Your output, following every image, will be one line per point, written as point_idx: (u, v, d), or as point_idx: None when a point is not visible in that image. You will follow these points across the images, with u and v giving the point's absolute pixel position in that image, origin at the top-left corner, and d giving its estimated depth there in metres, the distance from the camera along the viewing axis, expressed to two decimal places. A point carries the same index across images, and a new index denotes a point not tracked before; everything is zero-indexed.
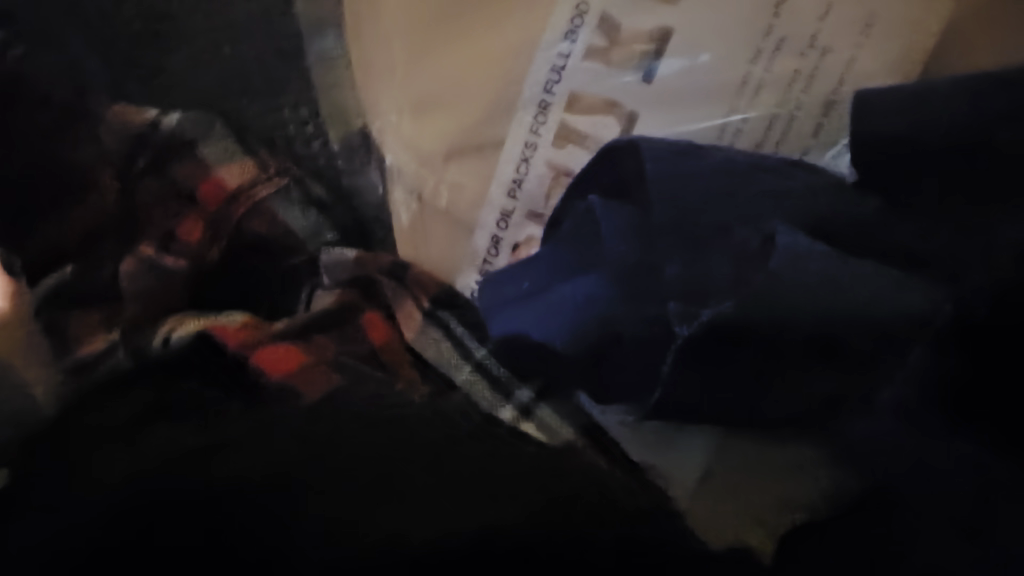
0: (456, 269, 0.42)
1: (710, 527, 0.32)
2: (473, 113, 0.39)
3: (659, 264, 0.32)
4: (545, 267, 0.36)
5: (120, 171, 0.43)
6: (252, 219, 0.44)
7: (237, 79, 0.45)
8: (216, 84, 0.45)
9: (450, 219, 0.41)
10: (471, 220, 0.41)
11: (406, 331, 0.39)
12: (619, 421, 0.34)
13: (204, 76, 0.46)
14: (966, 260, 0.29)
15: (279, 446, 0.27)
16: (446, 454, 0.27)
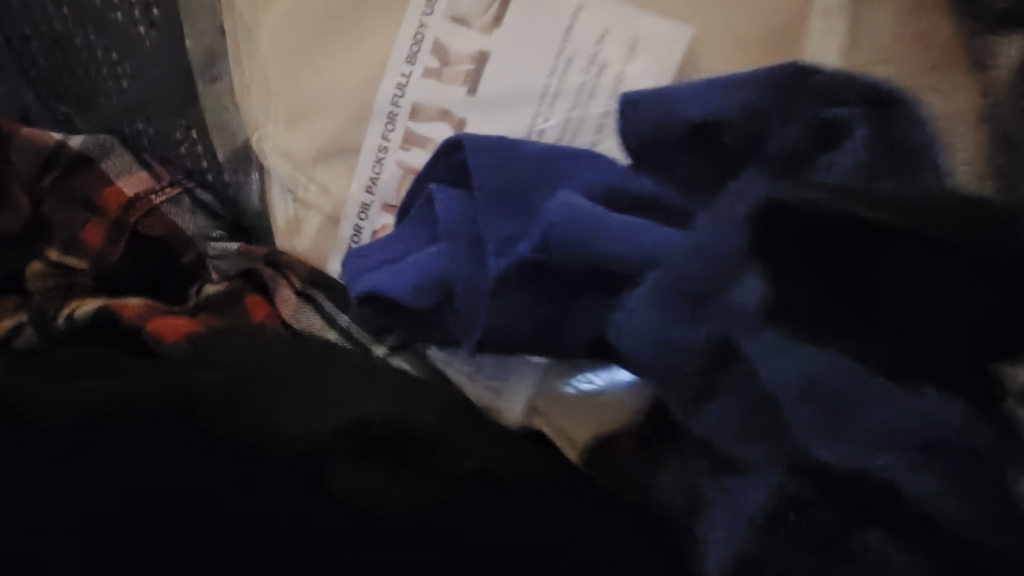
0: (329, 259, 0.49)
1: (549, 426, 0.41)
2: (342, 118, 0.47)
3: (480, 226, 0.40)
4: (396, 240, 0.43)
5: (43, 185, 0.50)
6: (162, 221, 0.50)
7: (141, 98, 0.52)
8: (129, 101, 0.52)
9: (325, 211, 0.48)
10: (343, 212, 0.48)
11: (283, 310, 0.46)
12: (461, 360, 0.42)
13: (108, 96, 0.53)
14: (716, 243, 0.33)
15: (153, 385, 0.35)
16: (318, 384, 0.36)
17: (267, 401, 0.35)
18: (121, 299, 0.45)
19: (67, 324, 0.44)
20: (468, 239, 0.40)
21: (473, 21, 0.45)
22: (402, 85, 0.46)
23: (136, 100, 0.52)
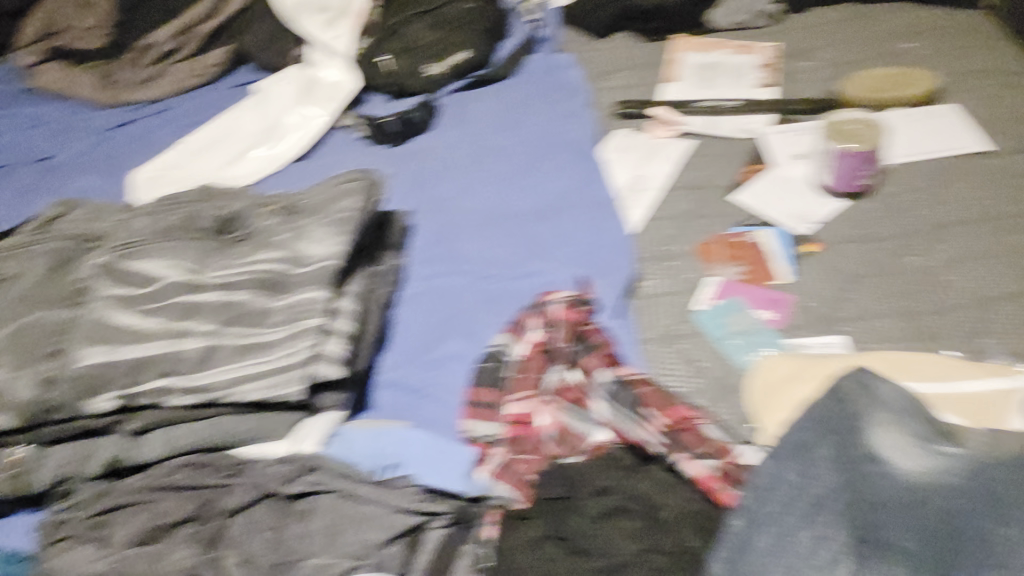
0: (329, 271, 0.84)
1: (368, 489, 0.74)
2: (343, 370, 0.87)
3: (319, 463, 0.77)
4: (397, 317, 0.94)
5: (347, 312, 0.83)
6: (315, 340, 0.78)
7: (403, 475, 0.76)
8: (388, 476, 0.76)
9: None
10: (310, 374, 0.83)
11: (320, 315, 0.80)
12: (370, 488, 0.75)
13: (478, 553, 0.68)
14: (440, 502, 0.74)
15: (284, 322, 0.79)
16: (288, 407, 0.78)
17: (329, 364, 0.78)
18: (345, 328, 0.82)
19: (343, 317, 0.82)
20: (349, 452, 0.79)
21: (405, 495, 0.73)
22: (371, 479, 0.76)
23: (421, 475, 0.76)
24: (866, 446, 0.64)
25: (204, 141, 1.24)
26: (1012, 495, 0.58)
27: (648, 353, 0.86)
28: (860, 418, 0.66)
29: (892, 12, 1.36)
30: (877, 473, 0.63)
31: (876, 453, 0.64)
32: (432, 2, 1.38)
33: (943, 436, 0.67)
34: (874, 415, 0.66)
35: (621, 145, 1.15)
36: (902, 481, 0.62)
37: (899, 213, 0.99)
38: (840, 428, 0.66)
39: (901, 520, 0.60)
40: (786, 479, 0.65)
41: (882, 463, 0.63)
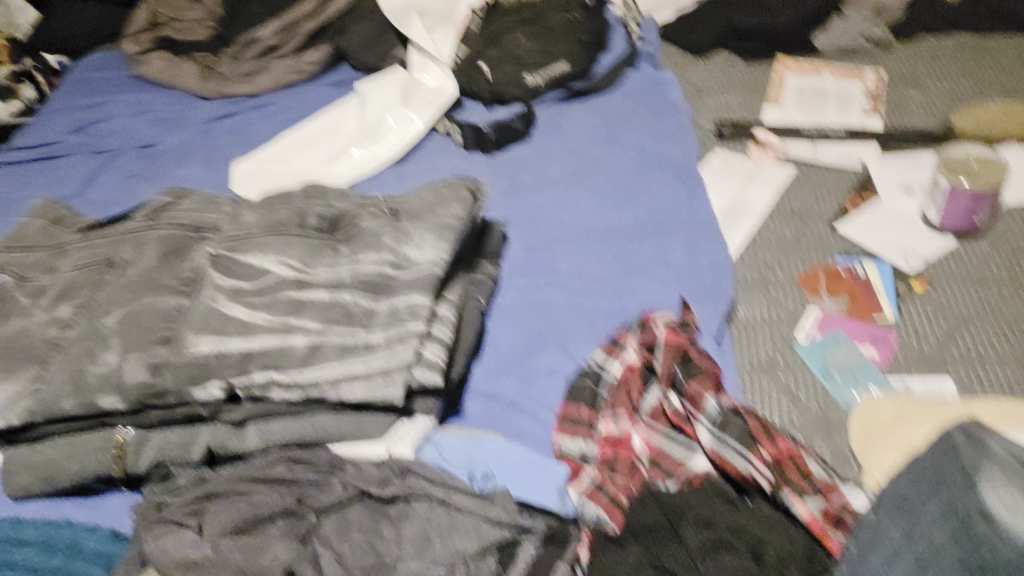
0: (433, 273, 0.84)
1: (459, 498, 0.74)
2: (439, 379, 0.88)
3: (414, 467, 0.77)
4: (493, 325, 0.94)
5: (447, 320, 0.84)
6: (417, 346, 0.79)
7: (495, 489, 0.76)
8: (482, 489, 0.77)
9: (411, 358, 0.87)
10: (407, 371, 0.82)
11: (422, 320, 0.80)
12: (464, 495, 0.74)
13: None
14: (533, 520, 0.74)
15: (387, 326, 0.80)
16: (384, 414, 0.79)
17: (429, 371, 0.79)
18: (446, 336, 0.82)
19: (444, 325, 0.83)
20: (444, 459, 0.79)
21: (499, 508, 0.73)
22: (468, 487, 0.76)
23: (515, 489, 0.76)
24: (976, 505, 0.61)
25: (306, 138, 1.26)
26: None
27: (746, 383, 0.85)
28: (974, 472, 0.62)
29: (1010, 44, 1.32)
30: (988, 534, 0.59)
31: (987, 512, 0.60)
32: (535, 12, 1.38)
33: None
34: (989, 471, 0.61)
35: (721, 168, 1.14)
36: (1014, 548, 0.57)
37: (1013, 257, 0.96)
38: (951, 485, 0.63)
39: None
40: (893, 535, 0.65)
41: (993, 522, 0.59)
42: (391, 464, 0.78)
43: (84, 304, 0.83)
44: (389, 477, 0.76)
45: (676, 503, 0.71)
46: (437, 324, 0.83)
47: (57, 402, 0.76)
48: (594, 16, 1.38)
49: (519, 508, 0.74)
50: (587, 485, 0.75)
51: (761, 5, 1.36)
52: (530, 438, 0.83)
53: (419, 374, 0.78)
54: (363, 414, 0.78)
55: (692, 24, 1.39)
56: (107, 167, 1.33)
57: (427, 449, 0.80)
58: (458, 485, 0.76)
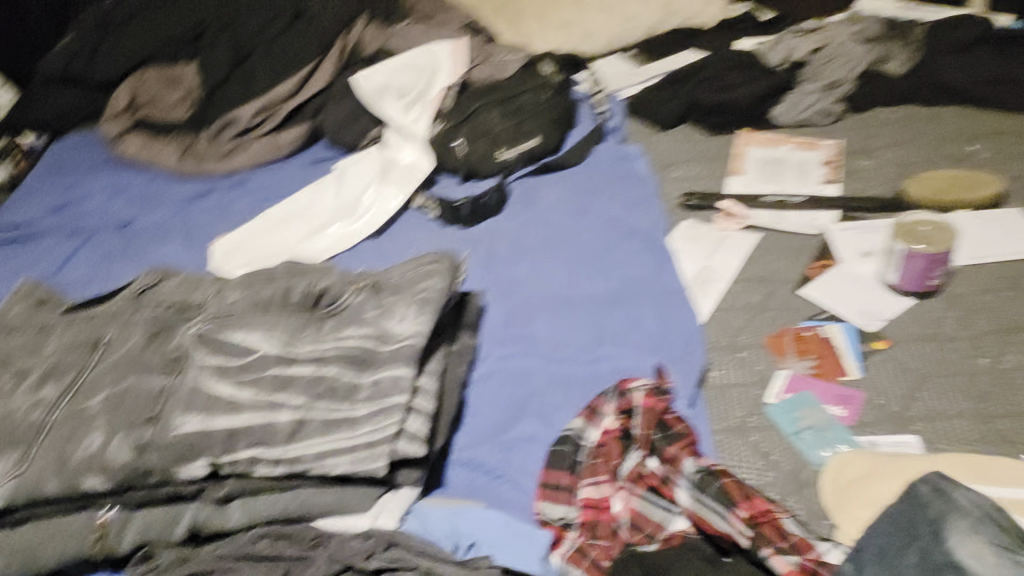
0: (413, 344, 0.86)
1: (443, 567, 0.75)
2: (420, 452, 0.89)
3: (397, 537, 0.78)
4: (474, 396, 0.96)
5: (429, 391, 0.86)
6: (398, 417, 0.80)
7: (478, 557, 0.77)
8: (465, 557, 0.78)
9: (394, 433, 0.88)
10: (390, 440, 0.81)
11: (403, 391, 0.82)
12: (448, 564, 0.75)
13: None
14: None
15: (370, 400, 0.82)
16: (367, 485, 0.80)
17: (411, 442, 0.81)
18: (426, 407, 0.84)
19: (425, 395, 0.85)
20: (428, 530, 0.81)
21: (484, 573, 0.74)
22: (450, 555, 0.77)
23: (497, 558, 0.77)
24: (947, 559, 0.66)
25: (283, 216, 1.29)
26: None
27: (720, 444, 0.87)
28: (943, 521, 0.68)
29: (956, 114, 1.38)
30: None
31: (957, 564, 0.65)
32: (506, 91, 1.44)
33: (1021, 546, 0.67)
34: (954, 529, 0.67)
35: (688, 235, 1.18)
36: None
37: (967, 314, 1.00)
38: (921, 542, 0.68)
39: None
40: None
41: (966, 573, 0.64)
42: (375, 535, 0.78)
43: (67, 386, 0.83)
44: (374, 550, 0.77)
45: (659, 564, 0.73)
46: (419, 397, 0.85)
47: (40, 486, 0.76)
48: (563, 94, 1.45)
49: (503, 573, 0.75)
50: (568, 550, 0.77)
51: (720, 85, 1.44)
52: (511, 505, 0.84)
53: (399, 447, 0.80)
54: (346, 484, 0.79)
55: (655, 101, 1.46)
56: (86, 247, 1.34)
57: (409, 520, 0.81)
58: (442, 554, 0.77)
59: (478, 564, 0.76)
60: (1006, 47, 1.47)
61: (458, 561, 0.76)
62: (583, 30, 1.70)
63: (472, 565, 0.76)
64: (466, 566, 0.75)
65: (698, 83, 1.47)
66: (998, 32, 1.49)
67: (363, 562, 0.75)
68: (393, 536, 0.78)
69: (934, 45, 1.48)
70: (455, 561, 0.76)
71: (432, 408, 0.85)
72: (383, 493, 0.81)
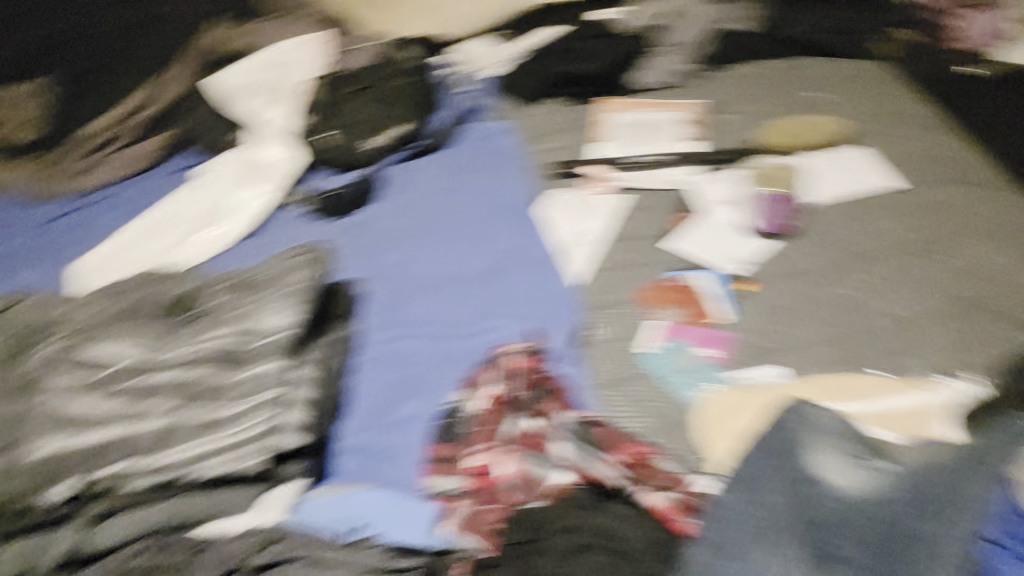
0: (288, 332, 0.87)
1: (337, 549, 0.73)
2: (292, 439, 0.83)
3: (284, 529, 0.75)
4: (356, 383, 0.94)
5: (307, 380, 0.85)
6: (278, 410, 0.82)
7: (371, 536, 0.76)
8: (356, 538, 0.75)
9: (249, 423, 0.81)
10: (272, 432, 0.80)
11: (278, 383, 0.83)
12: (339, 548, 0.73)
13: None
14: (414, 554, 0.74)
15: (244, 396, 0.82)
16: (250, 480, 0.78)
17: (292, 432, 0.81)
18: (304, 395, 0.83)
19: (303, 385, 0.84)
20: (314, 518, 0.77)
21: (379, 551, 0.74)
22: (340, 539, 0.75)
23: (392, 536, 0.77)
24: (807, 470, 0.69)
25: (146, 226, 1.25)
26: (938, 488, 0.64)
27: (601, 398, 0.90)
28: (796, 441, 0.71)
29: (800, 61, 1.45)
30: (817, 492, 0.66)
31: (815, 476, 0.68)
32: (365, 81, 1.45)
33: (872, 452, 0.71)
34: (811, 444, 0.70)
35: (557, 203, 1.20)
36: (846, 498, 0.66)
37: (821, 244, 1.05)
38: (789, 460, 0.69)
39: (851, 534, 0.63)
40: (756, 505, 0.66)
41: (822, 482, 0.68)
42: (259, 529, 0.75)
43: None
44: (261, 540, 0.73)
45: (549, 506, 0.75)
46: (297, 386, 0.84)
47: None
48: (420, 80, 1.46)
49: (399, 548, 0.75)
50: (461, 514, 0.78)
51: (576, 57, 1.48)
52: (398, 484, 0.83)
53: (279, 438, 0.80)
54: (226, 482, 0.78)
55: (519, 77, 1.48)
56: None
57: (292, 512, 0.78)
58: (334, 540, 0.75)
59: (371, 544, 0.75)
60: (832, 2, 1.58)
61: (351, 543, 0.74)
62: (443, 13, 1.71)
63: (365, 546, 0.74)
64: (358, 546, 0.74)
65: (557, 56, 1.50)
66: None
67: (252, 552, 0.72)
68: (280, 527, 0.76)
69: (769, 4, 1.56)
70: (347, 543, 0.74)
71: (312, 398, 0.84)
72: (267, 485, 0.78)
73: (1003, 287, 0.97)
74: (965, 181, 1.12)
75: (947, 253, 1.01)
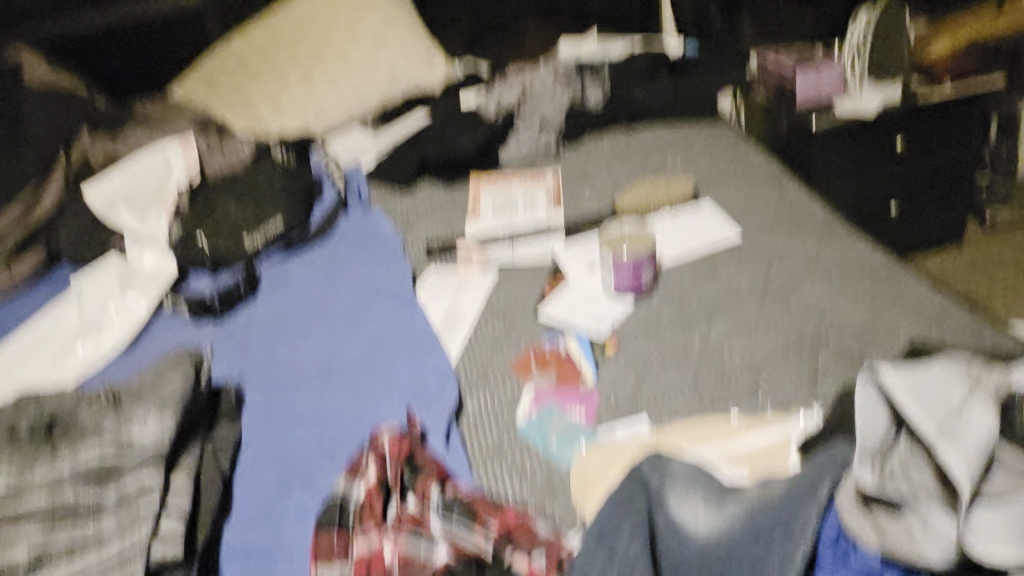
0: (159, 443, 0.86)
1: None
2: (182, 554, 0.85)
3: None
4: (240, 484, 0.95)
5: (182, 492, 0.85)
6: (151, 523, 0.80)
7: None
8: None
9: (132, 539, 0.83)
10: (145, 543, 0.78)
11: (150, 494, 0.82)
12: None
13: None
14: None
15: (116, 514, 0.81)
16: None
17: (166, 544, 0.79)
18: (178, 507, 0.83)
19: (178, 497, 0.84)
20: None
21: None
22: None
23: None
24: (667, 518, 0.74)
25: (22, 347, 1.23)
26: (773, 522, 0.69)
27: (479, 471, 0.93)
28: (660, 494, 0.76)
29: (652, 130, 1.57)
30: (676, 541, 0.73)
31: (676, 523, 0.73)
32: (243, 180, 1.48)
33: (731, 491, 0.75)
34: (671, 488, 0.76)
35: (435, 285, 1.25)
36: (696, 542, 0.72)
37: (678, 301, 1.13)
38: (649, 512, 0.75)
39: None
40: (602, 555, 0.73)
41: (682, 531, 0.72)
42: None
43: None
44: None
45: None
46: (173, 498, 0.84)
47: None
48: (298, 173, 1.49)
49: None
50: None
51: (446, 141, 1.55)
52: None
53: (152, 550, 0.78)
54: None
55: (392, 164, 1.54)
56: None
57: None
58: None
59: None
60: (675, 71, 1.72)
61: None
62: (317, 108, 1.78)
63: None
64: None
65: (426, 141, 1.57)
66: (665, 58, 1.74)
67: None
68: None
69: (622, 76, 1.68)
70: None
71: (187, 505, 0.84)
72: None
73: (842, 321, 1.03)
74: (799, 228, 1.23)
75: (790, 297, 1.09)
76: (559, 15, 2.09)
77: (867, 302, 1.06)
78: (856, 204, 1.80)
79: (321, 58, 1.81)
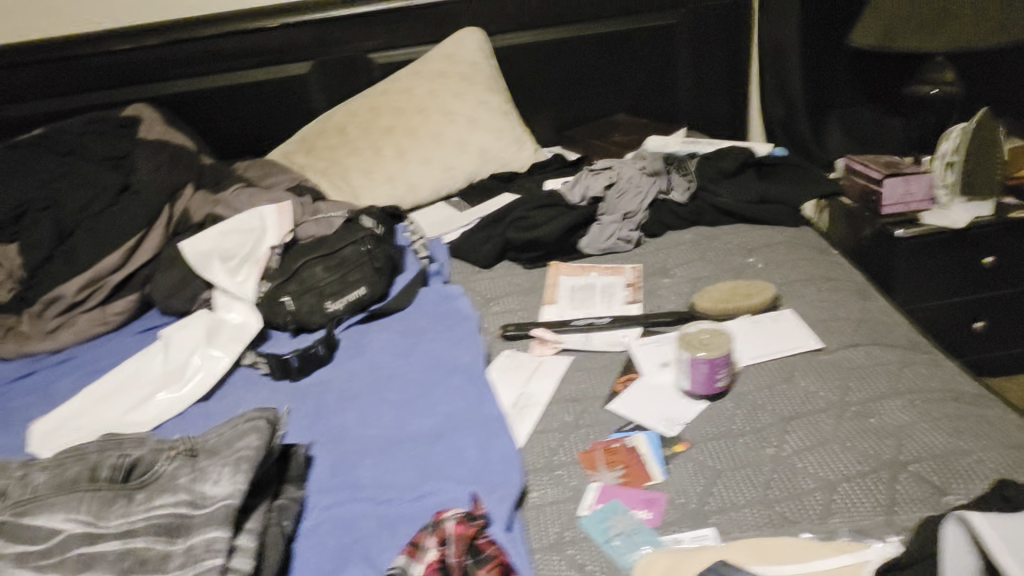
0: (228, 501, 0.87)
1: None
2: None
3: None
4: (300, 549, 0.96)
5: (245, 552, 0.86)
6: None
7: None
8: None
9: None
10: None
11: (214, 551, 0.83)
12: None
13: None
14: None
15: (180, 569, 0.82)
16: None
17: None
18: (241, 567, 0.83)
19: (241, 557, 0.85)
20: None
21: None
22: None
23: None
24: None
25: (107, 388, 1.29)
26: None
27: (537, 564, 0.92)
28: None
29: (733, 232, 1.57)
30: None
31: None
32: (331, 245, 1.51)
33: None
34: None
35: (507, 367, 1.26)
36: None
37: (752, 408, 1.11)
38: None
39: None
40: None
41: None
42: None
43: None
44: None
45: None
46: (236, 558, 0.84)
47: None
48: (383, 244, 1.54)
49: None
50: None
51: (528, 224, 1.59)
52: None
53: None
54: None
55: (475, 243, 1.59)
56: None
57: None
58: None
59: None
60: (763, 173, 1.74)
61: None
62: (409, 182, 1.85)
63: None
64: None
65: (510, 222, 1.60)
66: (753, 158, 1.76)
67: None
68: None
69: (707, 174, 1.70)
70: None
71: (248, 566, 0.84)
72: None
73: (924, 449, 0.99)
74: (883, 344, 1.20)
75: (870, 417, 1.06)
76: (647, 111, 2.16)
77: (951, 429, 1.01)
78: (940, 318, 1.75)
79: (417, 136, 1.88)
